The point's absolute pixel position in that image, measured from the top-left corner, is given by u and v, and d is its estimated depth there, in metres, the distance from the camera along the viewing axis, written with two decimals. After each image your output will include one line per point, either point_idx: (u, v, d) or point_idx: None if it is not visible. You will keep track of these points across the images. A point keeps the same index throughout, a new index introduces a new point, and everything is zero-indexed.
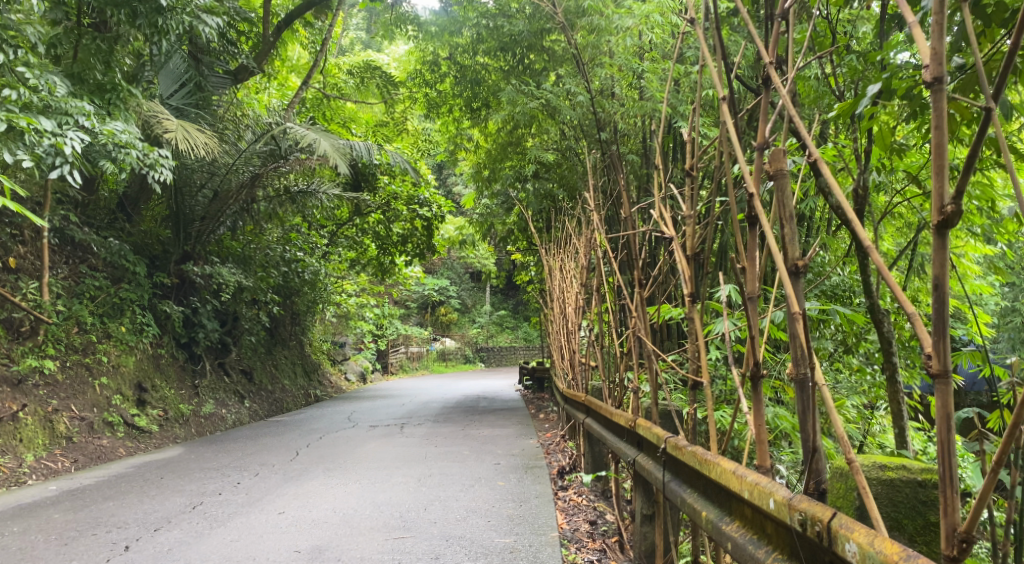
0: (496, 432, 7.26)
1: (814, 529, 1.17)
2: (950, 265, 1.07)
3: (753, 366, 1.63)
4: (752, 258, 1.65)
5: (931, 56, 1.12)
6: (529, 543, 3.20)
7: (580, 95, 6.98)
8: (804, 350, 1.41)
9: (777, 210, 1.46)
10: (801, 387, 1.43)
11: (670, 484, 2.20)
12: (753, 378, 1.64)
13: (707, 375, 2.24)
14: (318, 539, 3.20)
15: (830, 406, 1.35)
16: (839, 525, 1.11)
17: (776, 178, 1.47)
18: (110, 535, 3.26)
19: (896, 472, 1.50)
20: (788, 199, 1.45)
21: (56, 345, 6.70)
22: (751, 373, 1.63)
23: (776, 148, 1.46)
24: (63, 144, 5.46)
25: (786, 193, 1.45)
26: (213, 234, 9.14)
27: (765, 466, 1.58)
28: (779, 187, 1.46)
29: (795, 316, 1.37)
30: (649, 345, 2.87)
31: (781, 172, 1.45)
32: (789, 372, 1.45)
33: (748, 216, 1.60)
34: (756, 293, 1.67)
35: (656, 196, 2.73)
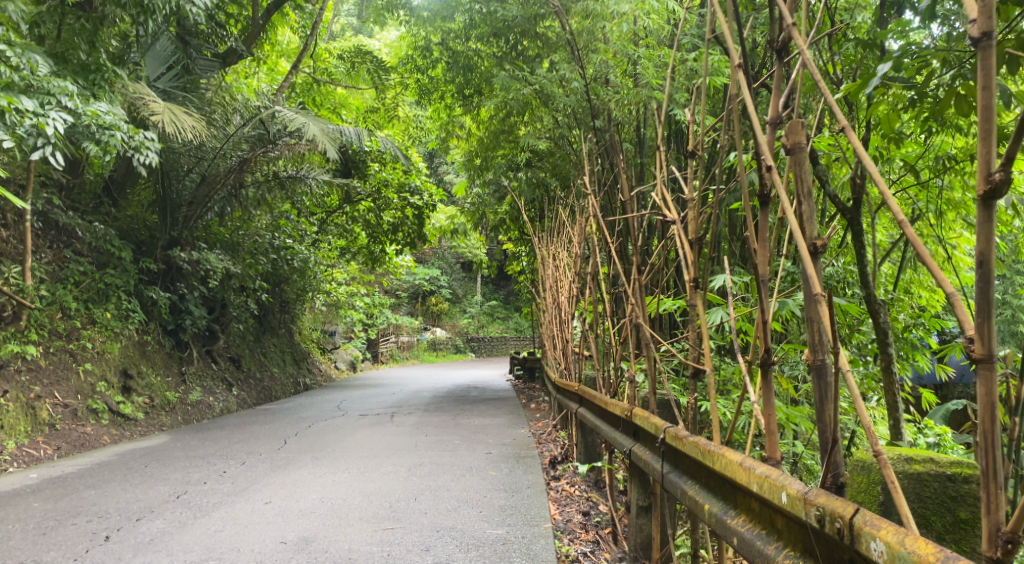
0: (487, 421, 7.20)
1: (833, 525, 1.11)
2: (996, 241, 1.03)
3: (762, 352, 1.56)
4: (763, 238, 1.58)
5: (980, 10, 1.05)
6: (522, 534, 3.14)
7: (575, 81, 6.86)
8: (821, 335, 1.36)
9: (795, 185, 1.40)
10: (818, 373, 1.38)
11: (669, 475, 2.14)
12: (763, 366, 1.57)
13: (710, 362, 2.16)
14: (305, 530, 3.12)
15: (853, 394, 1.28)
16: (862, 522, 1.05)
17: (793, 152, 1.39)
18: (89, 525, 3.17)
19: (924, 465, 1.55)
20: (806, 173, 1.37)
21: (39, 330, 6.54)
22: (761, 359, 1.57)
23: (793, 121, 1.38)
24: (45, 124, 5.29)
25: (804, 166, 1.37)
26: (201, 220, 9.03)
27: (775, 457, 1.52)
28: (796, 160, 1.38)
29: (819, 298, 1.29)
30: (648, 332, 2.80)
31: (799, 145, 1.37)
32: (805, 357, 1.40)
33: (760, 194, 1.52)
34: (769, 276, 1.60)
35: (657, 178, 2.65)
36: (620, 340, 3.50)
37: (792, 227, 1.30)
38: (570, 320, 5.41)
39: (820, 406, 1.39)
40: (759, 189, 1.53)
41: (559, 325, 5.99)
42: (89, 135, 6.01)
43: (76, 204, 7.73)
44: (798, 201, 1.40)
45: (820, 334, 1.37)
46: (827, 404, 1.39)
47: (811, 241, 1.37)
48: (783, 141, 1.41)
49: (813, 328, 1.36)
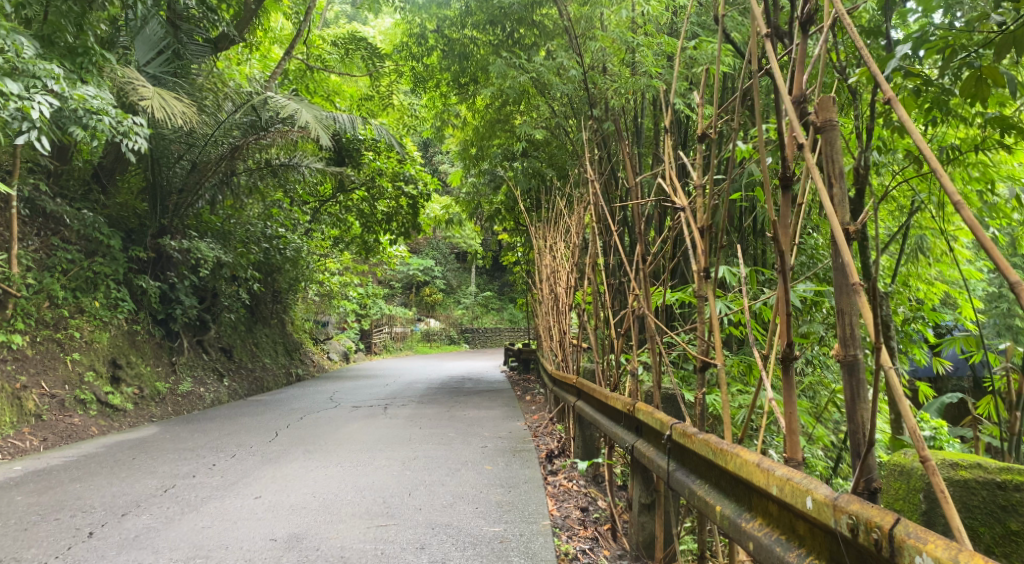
0: (482, 414, 7.12)
1: (868, 535, 1.04)
2: None
3: (784, 347, 1.48)
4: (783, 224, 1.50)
5: None
6: (520, 532, 3.06)
7: (573, 69, 6.72)
8: (853, 328, 1.31)
9: (825, 166, 1.37)
10: (849, 370, 1.33)
11: (676, 473, 2.05)
12: (783, 360, 1.49)
13: (723, 356, 2.07)
14: (296, 526, 3.03)
15: (898, 396, 1.20)
16: (905, 534, 0.98)
17: (823, 131, 1.36)
18: (74, 520, 3.07)
19: (970, 472, 1.59)
20: (837, 154, 1.35)
21: (26, 319, 6.41)
22: (781, 354, 1.48)
23: (824, 98, 1.35)
24: (31, 108, 5.14)
25: (835, 145, 1.35)
26: (192, 208, 8.87)
27: (797, 459, 1.44)
28: (827, 140, 1.36)
29: (857, 287, 1.19)
30: (652, 323, 2.71)
31: (830, 123, 1.35)
32: (835, 353, 1.34)
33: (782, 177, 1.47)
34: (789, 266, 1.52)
35: (665, 163, 2.54)
36: (621, 331, 3.41)
37: (826, 209, 1.24)
38: (569, 312, 5.32)
39: (852, 404, 1.33)
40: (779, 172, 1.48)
41: (556, 317, 5.90)
42: (74, 120, 5.81)
43: (65, 191, 7.58)
44: (830, 183, 1.36)
45: (852, 330, 1.32)
46: (859, 403, 1.33)
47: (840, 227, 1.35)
48: (812, 118, 1.38)
49: (845, 321, 1.32)
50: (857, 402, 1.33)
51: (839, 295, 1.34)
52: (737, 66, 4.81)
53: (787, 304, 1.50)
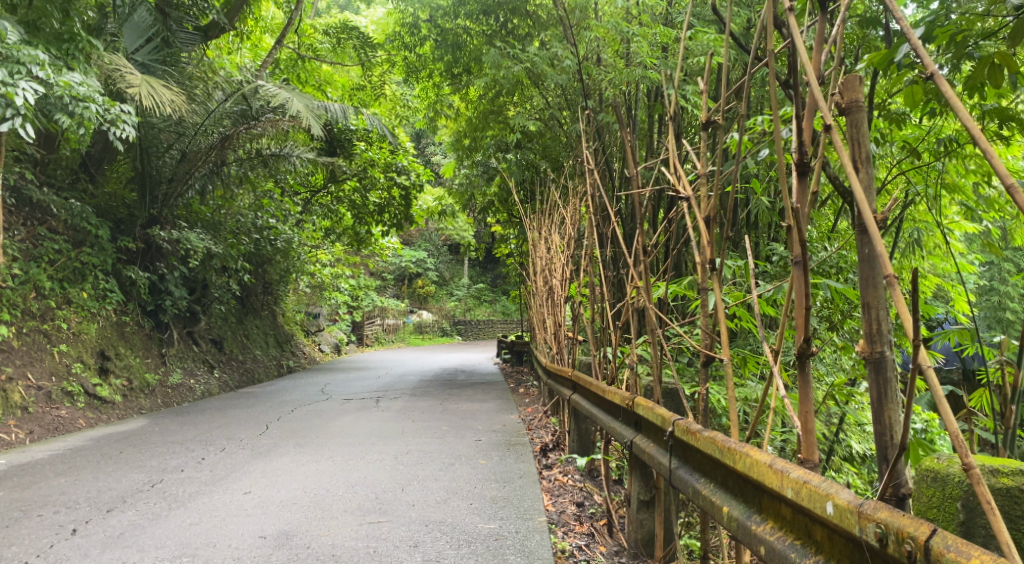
0: (475, 407, 7.07)
1: (898, 545, 1.03)
2: None
3: (801, 343, 1.43)
4: (801, 211, 1.45)
5: None
6: (516, 529, 3.01)
7: (568, 59, 6.63)
8: (880, 325, 1.29)
9: (851, 149, 1.32)
10: (876, 367, 1.31)
11: (678, 471, 2.02)
12: (801, 356, 1.44)
13: (729, 350, 2.01)
14: (286, 523, 2.97)
15: (939, 399, 1.15)
16: (943, 547, 0.97)
17: (848, 112, 1.32)
18: (57, 517, 3.00)
19: (1013, 479, 1.38)
20: (862, 135, 1.31)
21: (12, 310, 6.29)
22: (798, 350, 1.43)
23: (850, 77, 1.32)
24: (14, 95, 4.98)
25: (861, 129, 1.31)
26: (181, 198, 8.72)
27: (813, 461, 1.42)
28: (853, 122, 1.32)
29: (891, 280, 1.13)
30: (653, 316, 2.65)
31: (856, 104, 1.31)
32: (861, 350, 1.32)
33: (799, 163, 1.44)
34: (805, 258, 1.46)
35: (671, 149, 2.47)
36: (620, 324, 3.38)
37: (857, 195, 1.18)
38: (564, 304, 5.27)
39: (878, 404, 1.31)
40: (796, 157, 1.44)
41: (550, 309, 5.84)
42: (61, 107, 5.66)
43: (52, 180, 7.44)
44: (855, 167, 1.32)
45: (879, 324, 1.30)
46: (885, 404, 1.31)
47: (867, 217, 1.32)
48: (837, 99, 1.35)
49: (871, 316, 1.30)
50: (883, 402, 1.30)
51: (865, 290, 1.31)
52: (734, 58, 4.76)
53: (805, 297, 1.44)
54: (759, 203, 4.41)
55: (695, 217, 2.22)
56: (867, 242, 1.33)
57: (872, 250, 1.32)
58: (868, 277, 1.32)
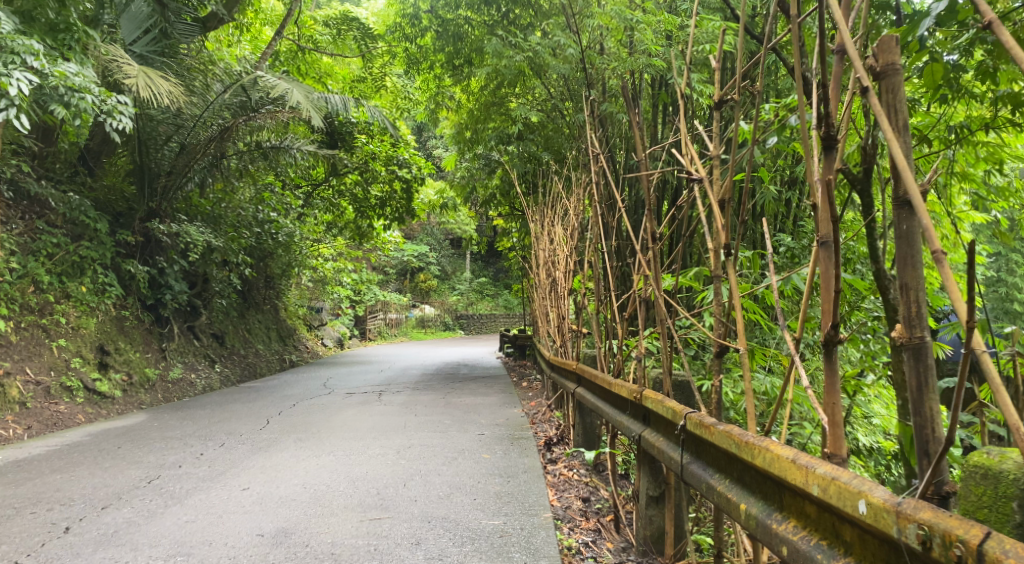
0: (478, 400, 6.99)
1: (945, 550, 0.95)
2: None
3: (828, 329, 1.34)
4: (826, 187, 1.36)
5: None
6: (521, 526, 2.92)
7: (570, 48, 6.51)
8: (920, 309, 1.23)
9: (888, 114, 1.25)
10: (916, 354, 1.25)
11: (690, 466, 1.94)
12: (828, 342, 1.35)
13: (745, 341, 1.92)
14: (284, 520, 2.89)
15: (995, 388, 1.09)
16: (1000, 553, 0.90)
17: (884, 76, 1.26)
18: (50, 515, 2.92)
19: None
20: (901, 96, 1.24)
21: (10, 304, 6.23)
22: (825, 337, 1.35)
23: (887, 37, 1.25)
24: (8, 85, 4.87)
25: (898, 93, 1.24)
26: (180, 191, 8.61)
27: (841, 456, 1.32)
28: (889, 86, 1.25)
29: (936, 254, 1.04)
30: (662, 306, 2.53)
31: (893, 66, 1.25)
32: (899, 335, 1.26)
33: (825, 137, 1.35)
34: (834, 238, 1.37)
35: (684, 131, 2.34)
36: (626, 315, 3.28)
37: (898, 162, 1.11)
38: (567, 296, 5.17)
39: (918, 393, 1.25)
40: (821, 131, 1.36)
41: (553, 301, 5.75)
42: (56, 98, 5.51)
43: (50, 173, 7.35)
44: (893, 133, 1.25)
45: (917, 308, 1.24)
46: (926, 394, 1.25)
47: (904, 193, 1.25)
48: (871, 64, 1.28)
49: (910, 298, 1.23)
50: (923, 390, 1.24)
51: (904, 270, 1.24)
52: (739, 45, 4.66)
53: (833, 279, 1.35)
54: (766, 193, 4.31)
55: (709, 199, 2.13)
56: (905, 217, 1.26)
57: (910, 225, 1.25)
58: (906, 257, 1.25)
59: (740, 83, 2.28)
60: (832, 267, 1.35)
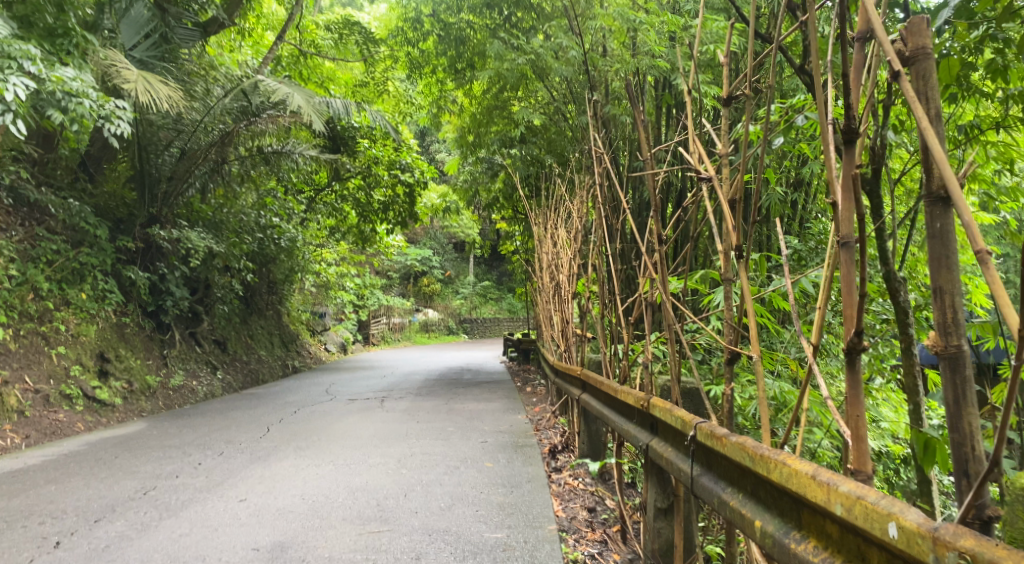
0: (481, 407, 6.90)
1: None
2: None
3: (851, 336, 1.26)
4: (847, 184, 1.28)
5: None
6: (524, 539, 2.84)
7: (573, 49, 6.43)
8: (958, 315, 1.16)
9: (919, 102, 1.19)
10: (952, 365, 1.17)
11: (701, 479, 1.85)
12: (850, 351, 1.27)
13: (759, 348, 1.83)
14: (280, 534, 2.81)
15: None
16: None
17: (915, 62, 1.20)
18: (41, 528, 2.85)
19: None
20: (933, 82, 1.18)
21: (10, 312, 6.17)
22: (848, 345, 1.27)
23: (917, 21, 1.20)
24: (6, 91, 4.82)
25: (929, 79, 1.19)
26: (181, 197, 8.56)
27: (866, 473, 1.25)
28: (919, 72, 1.20)
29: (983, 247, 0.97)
30: (670, 311, 2.44)
31: (923, 51, 1.19)
32: (933, 344, 1.19)
33: (846, 130, 1.26)
34: (856, 239, 1.29)
35: (691, 130, 2.26)
36: (631, 319, 3.19)
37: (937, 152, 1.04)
38: (571, 300, 5.09)
39: (957, 407, 1.17)
40: (841, 123, 1.27)
41: (558, 305, 5.66)
42: (53, 103, 5.47)
43: (50, 180, 7.31)
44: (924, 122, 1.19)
45: (953, 314, 1.17)
46: (964, 408, 1.18)
47: (936, 188, 1.19)
48: (899, 48, 1.23)
49: (945, 303, 1.16)
50: (963, 403, 1.17)
51: (939, 272, 1.17)
52: (745, 45, 4.59)
53: (857, 283, 1.27)
54: (773, 194, 4.23)
55: (719, 199, 2.03)
56: (939, 215, 1.19)
57: (944, 223, 1.18)
58: (940, 257, 1.18)
59: (749, 78, 2.19)
60: (856, 270, 1.26)
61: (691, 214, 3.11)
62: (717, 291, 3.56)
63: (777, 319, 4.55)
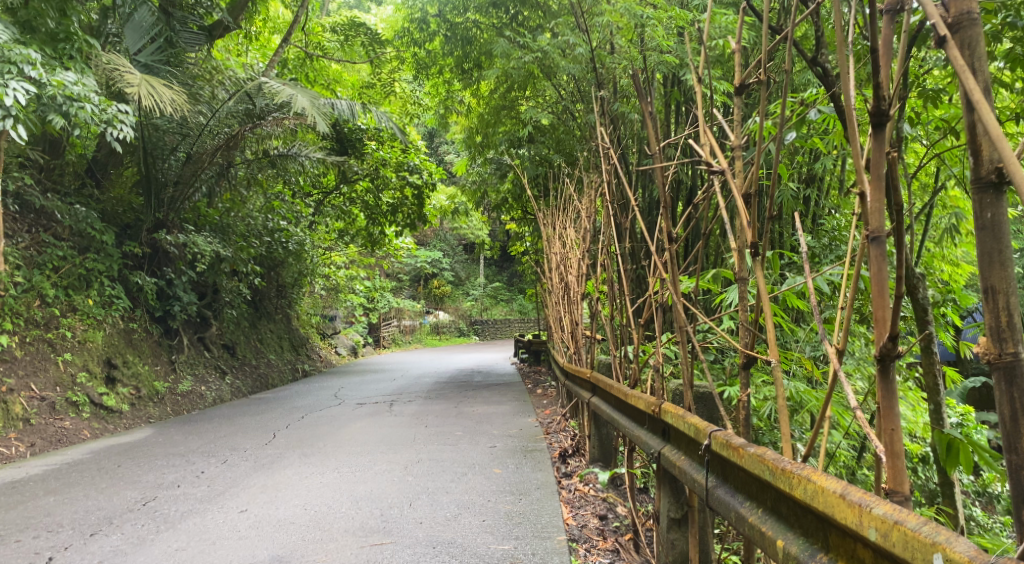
0: (491, 409, 6.81)
1: None
2: None
3: (885, 342, 1.15)
4: (877, 171, 1.16)
5: None
6: (533, 551, 2.73)
7: (579, 46, 6.30)
8: (1012, 317, 1.05)
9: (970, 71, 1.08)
10: (1007, 376, 1.06)
11: (716, 491, 1.74)
12: (884, 359, 1.17)
13: (777, 352, 1.71)
14: (279, 547, 2.73)
15: None
16: None
17: (959, 29, 1.09)
18: (35, 543, 2.78)
19: None
20: (979, 52, 1.07)
21: (16, 319, 6.14)
22: (881, 352, 1.16)
23: None
24: (5, 95, 4.79)
25: (976, 49, 1.07)
26: (188, 201, 8.52)
27: (902, 494, 1.16)
28: (963, 41, 1.08)
29: None
30: (681, 311, 2.32)
31: (968, 17, 1.08)
32: (985, 352, 1.08)
33: (875, 112, 1.15)
34: (887, 232, 1.17)
35: (702, 123, 2.14)
36: (641, 321, 3.07)
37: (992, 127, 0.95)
38: (579, 301, 4.99)
39: (1013, 423, 1.06)
40: (871, 105, 1.16)
41: (567, 307, 5.55)
42: (54, 107, 5.43)
43: (57, 186, 7.28)
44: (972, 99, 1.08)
45: (1008, 318, 1.06)
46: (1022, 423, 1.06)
47: (987, 173, 1.07)
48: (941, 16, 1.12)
49: (998, 305, 1.06)
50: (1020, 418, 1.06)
51: (990, 269, 1.06)
52: (756, 38, 4.46)
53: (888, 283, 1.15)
54: (785, 191, 4.10)
55: (732, 191, 1.91)
56: (991, 204, 1.07)
57: (997, 214, 1.06)
58: (991, 252, 1.06)
59: (762, 66, 2.07)
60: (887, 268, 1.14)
61: (701, 211, 2.99)
62: (729, 290, 3.43)
63: (791, 318, 4.43)
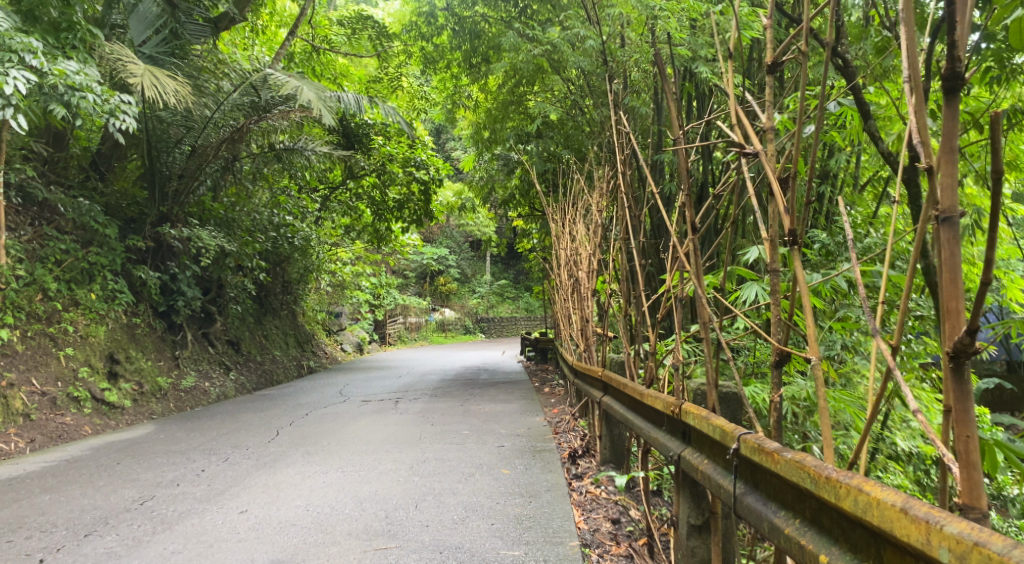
0: (497, 408, 6.68)
1: None
2: None
3: (962, 336, 1.07)
4: (951, 141, 1.11)
5: None
6: (543, 557, 2.60)
7: (589, 39, 6.16)
8: None
9: None
10: None
11: (745, 498, 1.61)
12: (957, 356, 1.10)
13: (818, 349, 1.58)
14: (279, 551, 2.61)
15: None
16: None
17: None
18: (26, 544, 2.68)
19: None
20: None
21: (17, 313, 6.06)
22: (956, 348, 1.09)
23: None
24: (5, 84, 4.69)
25: None
26: (193, 195, 8.41)
27: (980, 510, 1.08)
28: None
29: None
30: (705, 306, 2.18)
31: None
32: None
33: (949, 76, 1.13)
34: (959, 211, 1.11)
35: (733, 102, 2.01)
36: (658, 317, 2.91)
37: None
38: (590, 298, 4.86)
39: None
40: (946, 68, 1.13)
41: (576, 303, 5.43)
42: (56, 97, 5.33)
43: (61, 178, 7.19)
44: None
45: None
46: None
47: None
48: None
49: None
50: None
51: None
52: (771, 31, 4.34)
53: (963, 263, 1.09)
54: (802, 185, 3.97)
55: (768, 177, 1.79)
56: None
57: None
58: None
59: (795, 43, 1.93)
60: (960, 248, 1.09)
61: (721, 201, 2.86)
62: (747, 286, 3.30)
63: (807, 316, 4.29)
